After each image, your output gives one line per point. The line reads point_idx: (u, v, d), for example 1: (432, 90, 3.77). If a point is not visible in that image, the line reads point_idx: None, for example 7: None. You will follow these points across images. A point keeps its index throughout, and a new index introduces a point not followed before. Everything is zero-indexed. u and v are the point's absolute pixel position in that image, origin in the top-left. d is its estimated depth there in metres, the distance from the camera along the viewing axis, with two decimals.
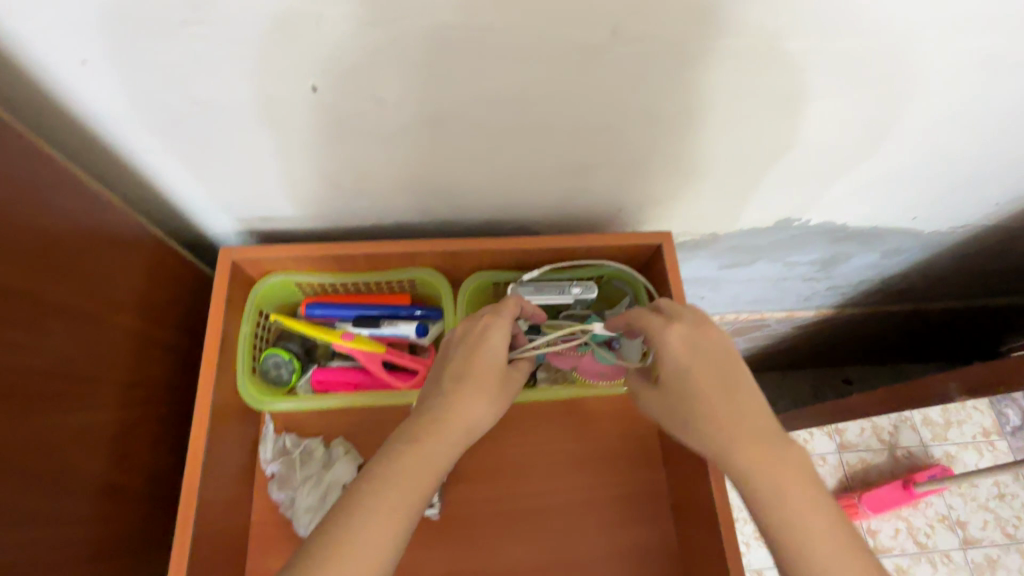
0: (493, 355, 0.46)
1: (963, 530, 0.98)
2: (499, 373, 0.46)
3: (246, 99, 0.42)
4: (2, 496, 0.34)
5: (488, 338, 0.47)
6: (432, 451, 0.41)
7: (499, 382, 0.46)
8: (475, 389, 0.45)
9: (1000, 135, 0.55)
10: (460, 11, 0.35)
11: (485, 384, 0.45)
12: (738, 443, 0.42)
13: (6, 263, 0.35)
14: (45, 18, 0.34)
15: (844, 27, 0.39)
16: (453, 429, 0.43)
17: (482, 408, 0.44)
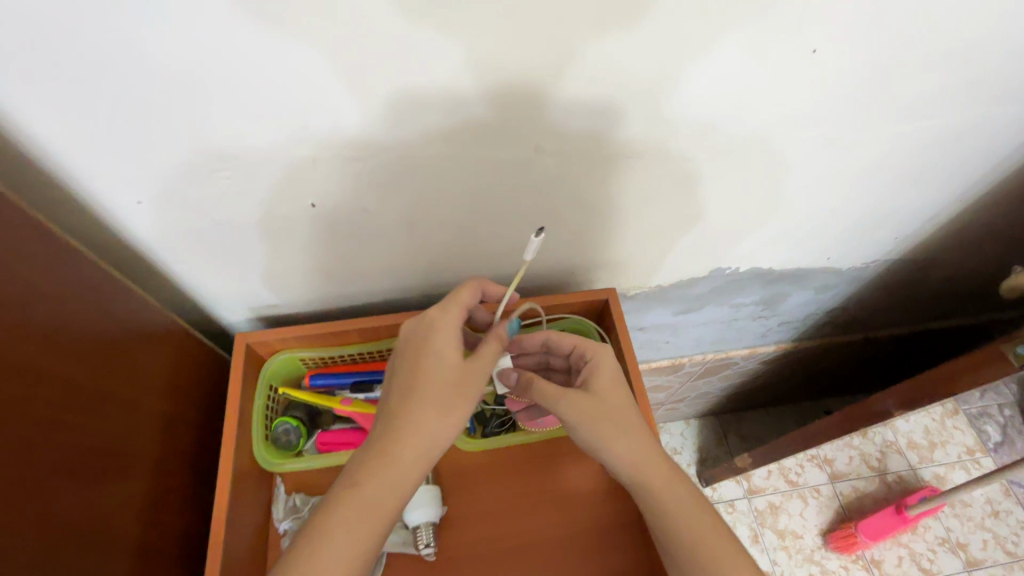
0: (439, 362, 0.54)
1: (963, 551, 1.24)
2: (448, 379, 0.54)
3: (263, 217, 0.54)
4: (69, 542, 0.42)
5: (434, 346, 0.55)
6: (388, 478, 0.50)
7: (450, 387, 0.54)
8: (424, 404, 0.53)
9: (876, 190, 0.68)
10: (421, 145, 0.48)
11: (432, 395, 0.53)
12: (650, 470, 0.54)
13: (79, 356, 0.45)
14: (116, 175, 0.46)
15: (712, 131, 0.53)
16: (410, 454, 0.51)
17: (432, 423, 0.52)
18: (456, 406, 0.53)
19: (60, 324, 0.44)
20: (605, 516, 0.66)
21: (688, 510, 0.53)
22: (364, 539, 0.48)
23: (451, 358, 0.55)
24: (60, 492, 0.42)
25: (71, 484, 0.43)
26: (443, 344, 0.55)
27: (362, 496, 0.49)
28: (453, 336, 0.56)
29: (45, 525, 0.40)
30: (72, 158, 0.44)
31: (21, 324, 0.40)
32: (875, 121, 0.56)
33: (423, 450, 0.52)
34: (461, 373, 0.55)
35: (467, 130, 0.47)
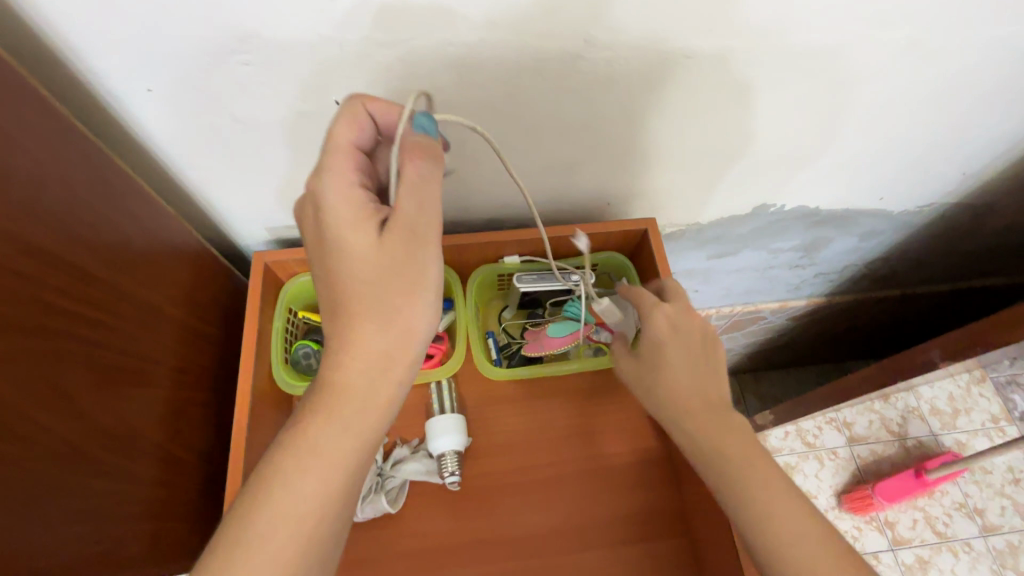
0: (353, 256, 0.41)
1: (980, 516, 1.04)
2: (371, 275, 0.41)
3: (281, 117, 0.49)
4: (83, 441, 0.41)
5: (337, 225, 0.41)
6: (347, 405, 0.42)
7: (379, 281, 0.41)
8: (355, 316, 0.42)
9: (950, 116, 0.62)
10: (459, 34, 0.43)
11: (363, 304, 0.42)
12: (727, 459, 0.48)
13: (90, 250, 0.43)
14: (125, 56, 0.42)
15: (782, 29, 0.47)
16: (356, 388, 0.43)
17: (374, 338, 0.42)
18: (400, 309, 0.42)
19: (69, 215, 0.41)
20: (632, 452, 0.64)
21: (768, 497, 0.46)
22: (324, 480, 0.41)
23: (360, 239, 0.41)
24: (72, 386, 0.40)
25: (85, 377, 0.41)
26: (347, 224, 0.41)
27: (310, 442, 0.41)
28: (349, 206, 0.41)
29: (58, 417, 0.39)
30: (77, 33, 0.40)
31: (26, 202, 0.37)
32: (968, 26, 0.50)
33: (373, 367, 0.42)
34: (386, 259, 0.41)
35: (508, 16, 0.42)
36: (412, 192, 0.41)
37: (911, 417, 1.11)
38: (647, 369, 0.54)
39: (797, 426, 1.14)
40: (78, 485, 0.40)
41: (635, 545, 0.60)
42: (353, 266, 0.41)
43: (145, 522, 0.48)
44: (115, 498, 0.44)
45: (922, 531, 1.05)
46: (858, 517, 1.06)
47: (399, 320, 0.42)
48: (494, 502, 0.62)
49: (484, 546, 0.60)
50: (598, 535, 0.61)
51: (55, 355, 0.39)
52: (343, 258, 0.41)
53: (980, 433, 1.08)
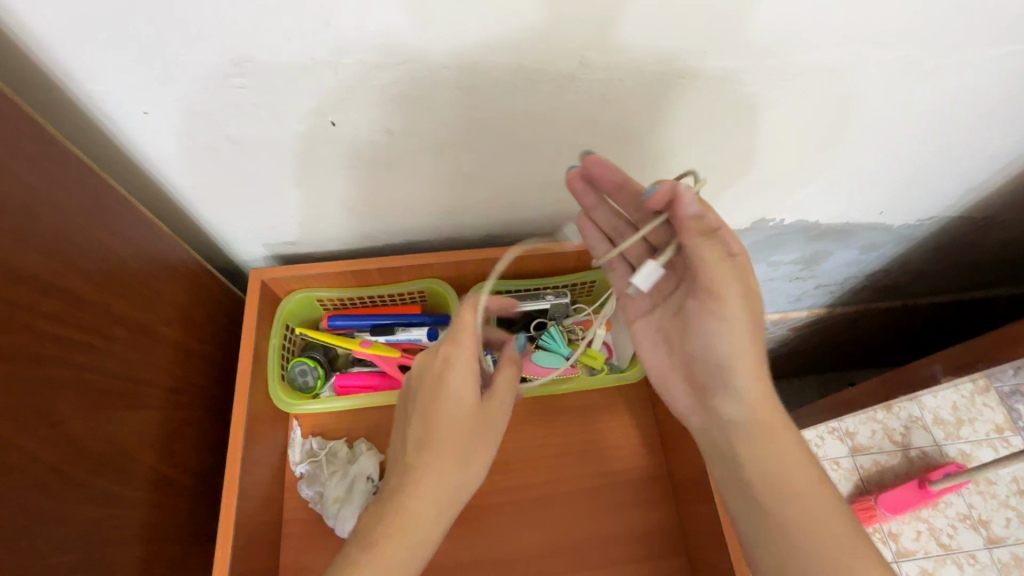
0: (456, 400, 0.49)
1: (985, 529, 1.03)
2: (466, 422, 0.49)
3: (277, 137, 0.49)
4: (74, 466, 0.41)
5: (450, 382, 0.49)
6: (416, 531, 0.46)
7: (467, 430, 0.49)
8: (438, 451, 0.48)
9: (951, 131, 0.62)
10: (455, 54, 0.43)
11: (450, 439, 0.48)
12: (786, 469, 0.48)
13: (83, 273, 0.43)
14: (117, 78, 0.42)
15: (782, 47, 0.47)
16: (439, 512, 0.47)
17: (451, 474, 0.48)
18: (474, 463, 0.50)
19: (63, 241, 0.41)
20: (632, 470, 0.64)
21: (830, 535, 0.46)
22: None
23: (469, 393, 0.49)
24: (61, 410, 0.40)
25: (76, 402, 0.41)
26: (466, 381, 0.49)
27: (380, 554, 0.45)
28: (468, 368, 0.49)
29: (48, 444, 0.39)
30: (71, 56, 0.40)
31: (17, 227, 0.38)
32: (968, 43, 0.50)
33: (439, 500, 0.48)
34: (477, 416, 0.50)
35: (504, 39, 0.42)
36: (503, 380, 0.53)
37: (914, 427, 1.09)
38: (742, 346, 0.48)
39: (799, 436, 1.12)
40: (72, 510, 0.40)
41: (634, 564, 0.60)
42: (450, 409, 0.49)
43: (139, 545, 0.47)
44: (109, 522, 0.44)
45: (926, 543, 1.03)
46: (860, 528, 1.05)
47: (477, 463, 0.50)
48: (490, 521, 0.61)
49: (482, 564, 0.60)
50: (596, 555, 0.60)
51: (47, 381, 0.39)
52: (448, 397, 0.49)
53: (985, 444, 1.05)
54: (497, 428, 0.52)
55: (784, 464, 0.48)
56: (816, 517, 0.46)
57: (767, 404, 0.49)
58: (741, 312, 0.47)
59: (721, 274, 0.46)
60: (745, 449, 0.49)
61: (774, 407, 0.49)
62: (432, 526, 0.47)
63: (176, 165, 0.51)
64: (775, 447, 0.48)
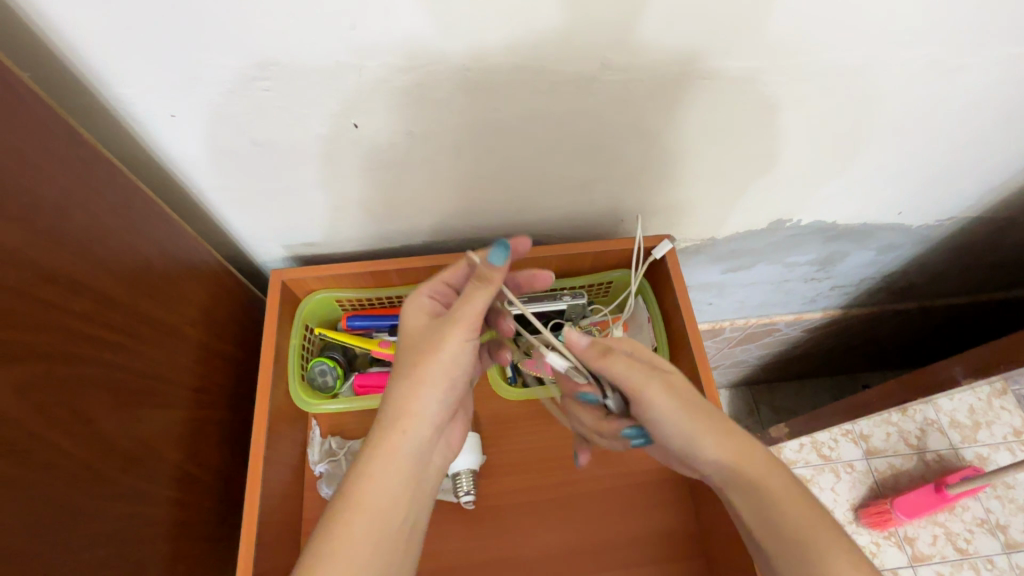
0: (408, 329, 0.51)
1: (1003, 533, 1.01)
2: (412, 340, 0.50)
3: (300, 140, 0.50)
4: (105, 463, 0.42)
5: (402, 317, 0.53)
6: (381, 446, 0.47)
7: (415, 348, 0.49)
8: (394, 376, 0.49)
9: (973, 131, 0.61)
10: (479, 55, 0.43)
11: (401, 363, 0.49)
12: (775, 503, 0.45)
13: (113, 273, 0.44)
14: (147, 82, 0.42)
15: (806, 47, 0.46)
16: (398, 423, 0.47)
17: (403, 390, 0.48)
18: (430, 370, 0.48)
19: (93, 243, 0.42)
20: (648, 471, 0.64)
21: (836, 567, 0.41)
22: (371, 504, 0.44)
23: (419, 322, 0.51)
24: (92, 407, 0.41)
25: (107, 400, 0.42)
26: (418, 307, 0.52)
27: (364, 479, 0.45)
28: (418, 308, 0.52)
29: (81, 441, 0.39)
30: (103, 60, 0.40)
31: (52, 229, 0.38)
32: (993, 42, 0.49)
33: (400, 416, 0.47)
34: (427, 333, 0.50)
35: (528, 40, 0.42)
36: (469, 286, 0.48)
37: (930, 430, 1.08)
38: (692, 411, 0.48)
39: (813, 438, 1.11)
40: (103, 506, 0.41)
41: (651, 566, 0.60)
42: (405, 337, 0.51)
43: (165, 542, 0.48)
44: (137, 519, 0.45)
45: (942, 548, 1.02)
46: (876, 531, 1.04)
47: (430, 377, 0.48)
48: (507, 522, 0.61)
49: (499, 565, 0.60)
50: (613, 556, 0.60)
51: (77, 380, 0.40)
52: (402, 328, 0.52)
53: (1002, 447, 1.04)
54: (456, 333, 0.48)
55: (755, 487, 0.46)
56: (803, 533, 0.43)
57: (735, 442, 0.47)
58: (665, 397, 0.47)
59: (632, 372, 0.48)
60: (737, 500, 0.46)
61: (747, 445, 0.47)
62: (395, 437, 0.47)
63: (201, 167, 0.52)
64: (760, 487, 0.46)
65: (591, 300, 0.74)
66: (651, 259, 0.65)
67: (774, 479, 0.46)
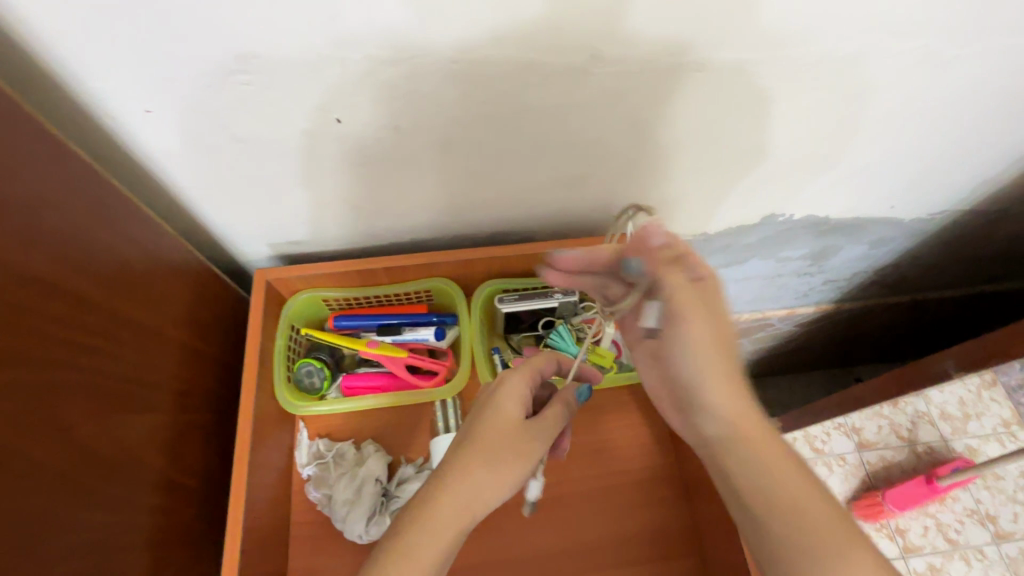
0: (501, 415, 0.48)
1: (993, 524, 1.02)
2: (505, 434, 0.47)
3: (281, 135, 0.48)
4: (80, 471, 0.40)
5: (496, 396, 0.49)
6: (431, 538, 0.42)
7: (506, 446, 0.47)
8: (473, 457, 0.45)
9: (965, 123, 0.61)
10: (464, 47, 0.41)
11: (487, 453, 0.46)
12: (776, 476, 0.44)
13: (87, 274, 0.42)
14: (120, 75, 0.41)
15: (798, 38, 0.45)
16: (460, 520, 0.44)
17: (477, 480, 0.45)
18: (510, 474, 0.46)
19: (65, 243, 0.40)
20: (642, 469, 0.63)
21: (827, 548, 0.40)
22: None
23: (516, 412, 0.48)
24: (65, 413, 0.39)
25: (81, 406, 0.41)
26: (514, 399, 0.48)
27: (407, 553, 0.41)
28: (522, 386, 0.49)
29: (53, 448, 0.38)
30: (72, 52, 0.39)
31: (21, 229, 0.37)
32: (988, 33, 0.48)
33: (460, 514, 0.44)
34: (518, 433, 0.47)
35: (515, 31, 0.41)
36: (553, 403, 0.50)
37: (920, 423, 1.08)
38: (707, 357, 0.47)
39: (805, 431, 1.12)
40: (80, 516, 0.40)
41: (645, 565, 0.59)
42: (495, 420, 0.47)
43: (147, 551, 0.47)
44: (117, 528, 0.43)
45: (933, 539, 1.03)
46: (868, 524, 1.05)
47: (508, 482, 0.46)
48: (498, 523, 0.61)
49: (492, 566, 0.59)
50: (608, 555, 0.59)
51: (53, 386, 0.38)
52: (493, 408, 0.48)
53: (991, 438, 1.04)
54: (535, 454, 0.48)
55: (752, 455, 0.45)
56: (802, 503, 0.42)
57: (738, 400, 0.46)
58: (707, 333, 0.47)
59: (688, 290, 0.47)
60: (732, 463, 0.45)
61: (753, 409, 0.46)
62: (450, 535, 0.43)
63: (181, 164, 0.50)
64: (759, 457, 0.44)
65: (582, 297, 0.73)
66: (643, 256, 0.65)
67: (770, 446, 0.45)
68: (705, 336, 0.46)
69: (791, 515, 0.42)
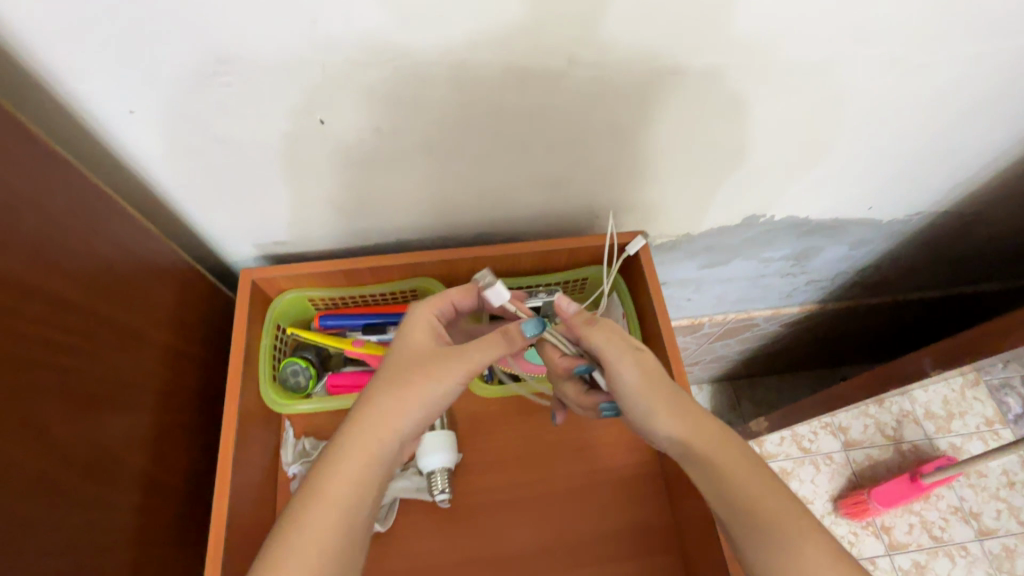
0: (410, 344, 0.51)
1: (977, 520, 1.04)
2: (410, 359, 0.49)
3: (264, 136, 0.49)
4: (60, 468, 0.41)
5: (402, 331, 0.52)
6: (343, 457, 0.45)
7: (409, 368, 0.49)
8: (377, 383, 0.48)
9: (937, 127, 0.62)
10: (443, 50, 0.42)
11: (390, 378, 0.48)
12: (739, 480, 0.45)
13: (67, 274, 0.42)
14: (102, 77, 0.41)
15: (770, 43, 0.47)
16: (371, 441, 0.46)
17: (385, 404, 0.47)
18: (415, 392, 0.48)
19: (46, 243, 0.41)
20: (624, 466, 0.64)
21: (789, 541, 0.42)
22: (327, 511, 0.43)
23: (422, 340, 0.51)
24: (43, 410, 0.39)
25: (60, 405, 0.41)
26: (420, 331, 0.51)
27: (319, 478, 0.44)
28: (425, 319, 0.52)
29: (31, 445, 0.38)
30: (53, 54, 0.39)
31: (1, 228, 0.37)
32: (954, 39, 0.50)
33: (375, 436, 0.46)
34: (426, 359, 0.49)
35: (492, 35, 0.42)
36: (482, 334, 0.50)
37: (906, 421, 1.10)
38: (652, 392, 0.48)
39: (792, 430, 1.14)
40: (59, 513, 0.40)
41: (627, 561, 0.60)
42: (402, 349, 0.50)
43: (129, 548, 0.47)
44: (98, 525, 0.44)
45: (918, 536, 1.04)
46: (853, 521, 1.06)
47: (416, 402, 0.47)
48: (482, 521, 0.61)
49: (476, 563, 0.60)
50: (592, 552, 0.60)
51: (32, 383, 0.39)
52: (400, 337, 0.51)
53: (975, 437, 1.07)
54: (449, 375, 0.48)
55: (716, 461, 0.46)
56: (763, 508, 0.44)
57: (686, 417, 0.48)
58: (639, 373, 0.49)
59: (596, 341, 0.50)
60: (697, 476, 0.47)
61: (705, 422, 0.47)
62: (359, 454, 0.45)
63: (165, 165, 0.51)
64: (723, 464, 0.46)
65: (566, 297, 0.74)
66: (626, 256, 0.66)
67: (732, 457, 0.46)
68: (635, 375, 0.49)
69: (757, 515, 0.44)
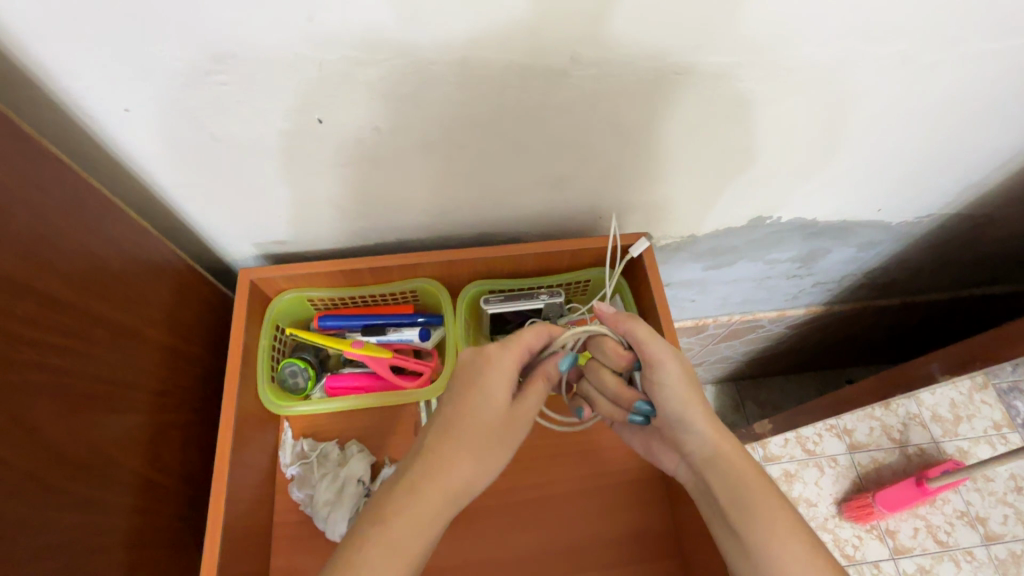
0: (488, 401, 0.47)
1: (983, 525, 1.02)
2: (491, 418, 0.47)
3: (261, 135, 0.48)
4: (52, 470, 0.40)
5: (483, 384, 0.48)
6: (417, 521, 0.43)
7: (491, 429, 0.47)
8: (459, 440, 0.46)
9: (949, 127, 0.61)
10: (441, 48, 0.41)
11: (472, 436, 0.46)
12: (744, 483, 0.46)
13: (61, 274, 0.42)
14: (95, 75, 0.41)
15: (777, 41, 0.45)
16: (448, 502, 0.44)
17: (465, 467, 0.45)
18: (491, 455, 0.46)
19: (38, 242, 0.40)
20: (625, 470, 0.63)
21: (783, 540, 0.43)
22: (400, 563, 0.41)
23: (502, 395, 0.48)
24: (36, 412, 0.39)
25: (52, 407, 0.40)
26: (503, 384, 0.48)
27: (391, 528, 0.42)
28: (509, 368, 0.48)
29: (23, 447, 0.38)
30: (45, 52, 0.39)
31: None
32: (968, 37, 0.48)
33: (449, 496, 0.44)
34: (504, 419, 0.48)
35: (491, 33, 0.41)
36: (535, 383, 0.50)
37: (912, 424, 1.09)
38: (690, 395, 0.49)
39: (796, 433, 1.13)
40: (51, 515, 0.40)
41: (627, 566, 0.59)
42: (480, 404, 0.47)
43: (123, 550, 0.47)
44: (92, 528, 0.43)
45: (923, 541, 1.03)
46: (858, 525, 1.05)
47: (490, 462, 0.47)
48: (481, 524, 0.61)
49: (475, 566, 0.59)
50: (592, 556, 0.60)
51: (24, 384, 0.38)
52: (478, 387, 0.48)
53: (983, 441, 1.04)
54: (515, 434, 0.48)
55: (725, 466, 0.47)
56: (762, 510, 0.44)
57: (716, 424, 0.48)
58: (678, 367, 0.49)
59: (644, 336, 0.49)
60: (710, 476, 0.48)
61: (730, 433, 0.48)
62: (438, 517, 0.44)
63: (161, 164, 0.50)
64: (734, 470, 0.47)
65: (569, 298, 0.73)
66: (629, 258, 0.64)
67: (750, 468, 0.47)
68: (676, 370, 0.49)
69: (754, 514, 0.44)
